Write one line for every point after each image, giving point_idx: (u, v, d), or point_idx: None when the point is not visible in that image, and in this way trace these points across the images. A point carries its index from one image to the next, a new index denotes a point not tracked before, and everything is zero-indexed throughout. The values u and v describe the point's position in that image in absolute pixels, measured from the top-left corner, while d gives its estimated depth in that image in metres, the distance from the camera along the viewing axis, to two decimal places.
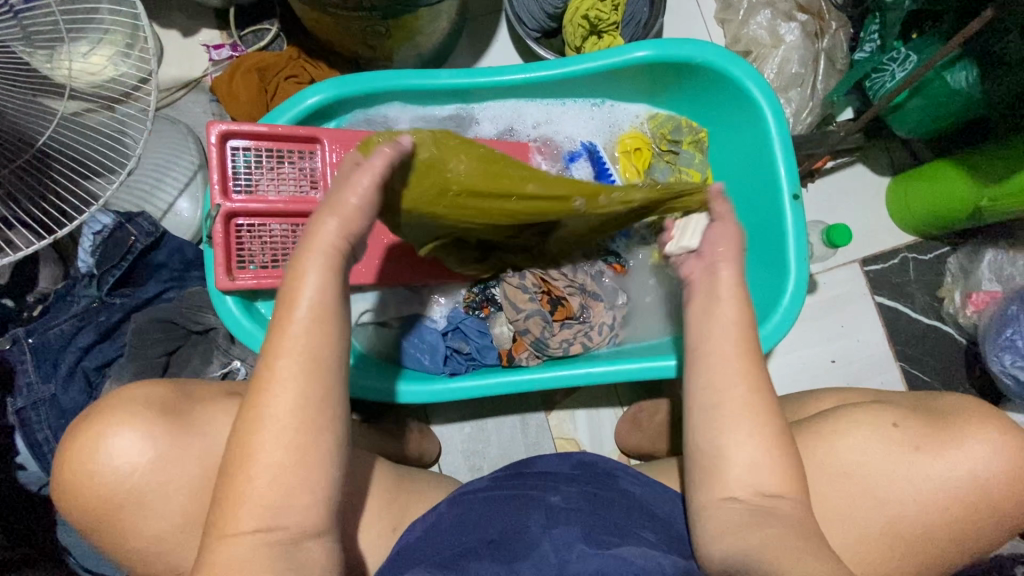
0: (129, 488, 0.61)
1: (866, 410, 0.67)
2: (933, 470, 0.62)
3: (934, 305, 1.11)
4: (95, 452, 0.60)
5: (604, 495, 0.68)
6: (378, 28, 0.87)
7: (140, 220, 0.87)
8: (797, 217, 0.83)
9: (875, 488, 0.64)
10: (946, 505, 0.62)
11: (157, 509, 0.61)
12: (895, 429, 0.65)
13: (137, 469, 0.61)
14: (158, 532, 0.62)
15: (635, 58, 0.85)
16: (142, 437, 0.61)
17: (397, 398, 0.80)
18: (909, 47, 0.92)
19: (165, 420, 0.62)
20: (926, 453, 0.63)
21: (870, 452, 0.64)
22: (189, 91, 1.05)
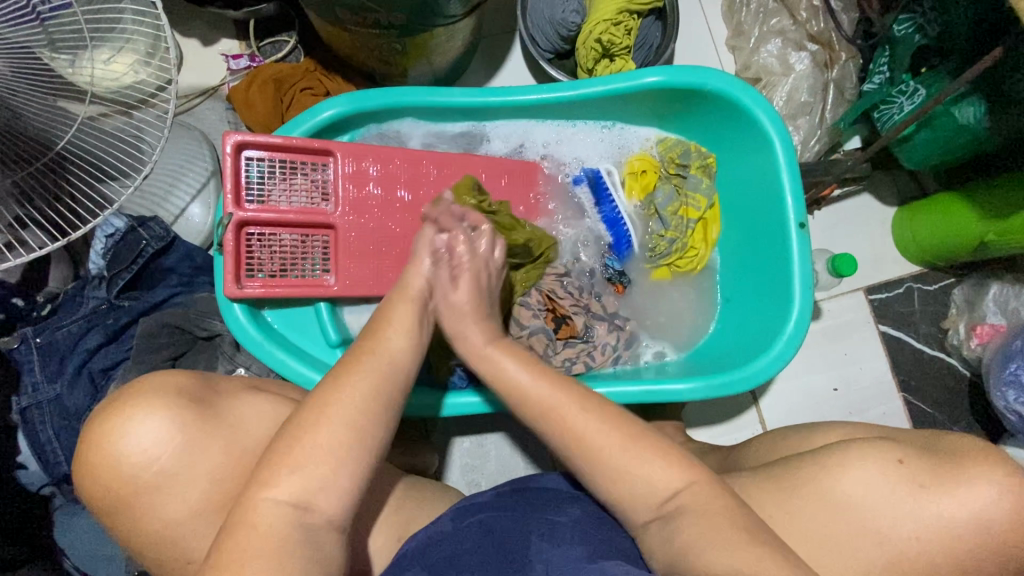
0: (139, 486, 0.61)
1: (873, 445, 0.66)
2: (937, 513, 0.62)
3: (938, 336, 1.11)
4: (109, 450, 0.61)
5: (599, 517, 0.68)
6: (395, 45, 0.89)
7: (152, 224, 0.89)
8: (802, 246, 0.83)
9: (877, 522, 0.63)
10: (950, 544, 0.61)
11: (160, 510, 0.62)
12: (901, 465, 0.64)
13: (147, 468, 0.61)
14: (165, 538, 0.62)
15: (645, 83, 0.86)
16: (153, 441, 0.62)
17: (443, 411, 0.84)
18: (918, 80, 0.92)
19: (186, 418, 0.64)
20: (930, 492, 0.62)
21: (872, 486, 0.64)
22: (206, 99, 1.06)
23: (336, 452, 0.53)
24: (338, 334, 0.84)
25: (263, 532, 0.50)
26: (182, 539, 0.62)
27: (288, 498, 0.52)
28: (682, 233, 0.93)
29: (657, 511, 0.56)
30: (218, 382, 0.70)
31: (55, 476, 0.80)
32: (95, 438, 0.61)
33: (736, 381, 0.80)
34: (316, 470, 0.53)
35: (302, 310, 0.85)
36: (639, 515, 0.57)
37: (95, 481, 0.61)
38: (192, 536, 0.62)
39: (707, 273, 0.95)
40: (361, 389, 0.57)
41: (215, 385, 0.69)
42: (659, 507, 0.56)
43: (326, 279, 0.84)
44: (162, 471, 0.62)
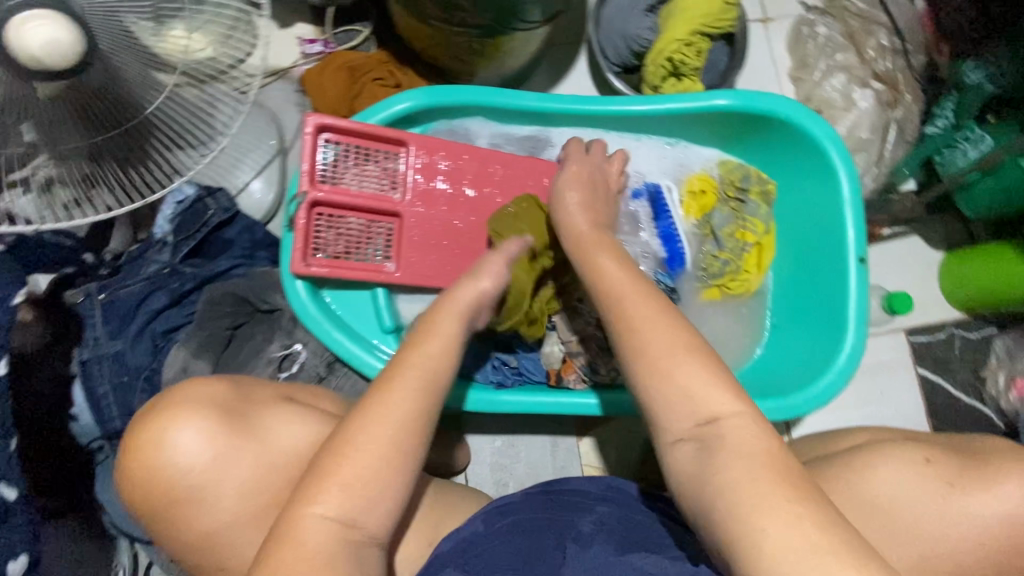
0: (184, 487, 0.62)
1: (900, 445, 0.69)
2: (970, 510, 0.63)
3: (976, 384, 1.10)
4: (157, 448, 0.62)
5: (633, 519, 0.69)
6: (474, 45, 0.90)
7: (220, 196, 0.91)
8: (860, 279, 0.84)
9: (911, 524, 0.64)
10: (985, 547, 0.62)
11: (205, 510, 0.63)
12: (928, 464, 0.66)
13: (186, 474, 0.62)
14: (213, 527, 0.63)
15: (716, 105, 0.88)
16: (202, 435, 0.63)
17: (467, 404, 0.84)
18: (986, 129, 0.94)
19: (219, 428, 0.64)
20: (959, 489, 0.64)
21: (903, 484, 0.65)
22: (277, 79, 1.08)
23: (400, 435, 0.54)
24: (392, 320, 0.86)
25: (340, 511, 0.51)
26: (229, 531, 0.63)
27: (360, 477, 0.52)
28: (737, 256, 0.93)
29: (692, 433, 0.51)
30: (251, 388, 0.70)
31: (107, 431, 0.82)
32: (137, 445, 0.62)
33: (786, 407, 0.80)
34: (377, 454, 0.53)
35: (358, 293, 0.87)
36: (671, 439, 0.52)
37: (141, 486, 0.63)
38: (240, 524, 0.63)
39: (757, 297, 0.96)
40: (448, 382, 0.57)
41: (249, 395, 0.69)
42: (697, 430, 0.51)
43: (387, 265, 0.85)
44: (207, 469, 0.63)
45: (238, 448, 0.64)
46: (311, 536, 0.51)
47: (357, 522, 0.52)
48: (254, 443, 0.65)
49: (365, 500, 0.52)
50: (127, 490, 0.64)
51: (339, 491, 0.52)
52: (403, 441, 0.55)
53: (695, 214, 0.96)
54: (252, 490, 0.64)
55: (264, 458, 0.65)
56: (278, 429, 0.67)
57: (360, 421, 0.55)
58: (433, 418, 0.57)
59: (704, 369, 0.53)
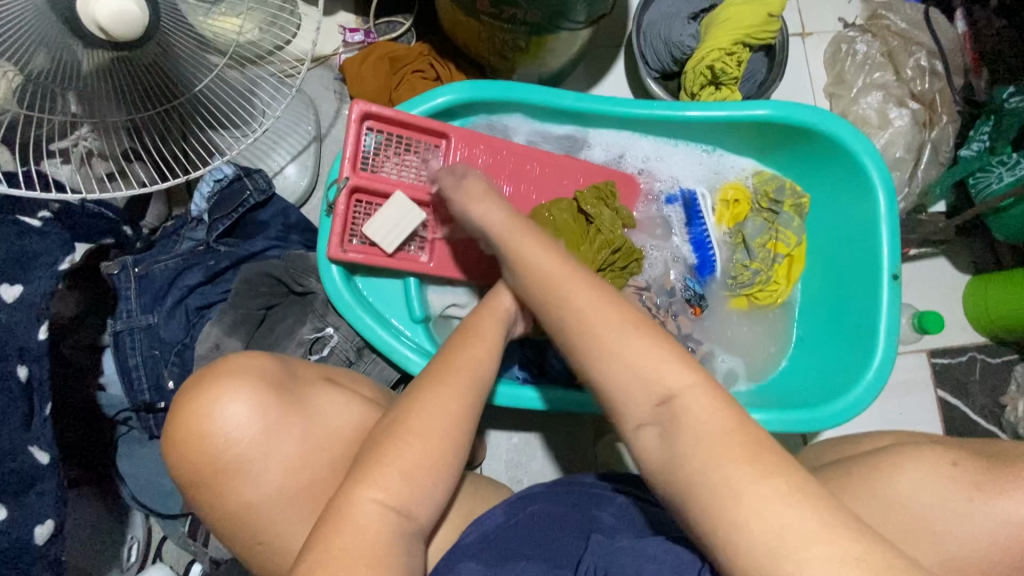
0: (230, 458, 0.63)
1: (921, 447, 0.67)
2: (1000, 514, 0.60)
3: (995, 410, 1.10)
4: (209, 421, 0.62)
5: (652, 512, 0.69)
6: (519, 42, 0.91)
7: (258, 177, 0.91)
8: (893, 296, 0.84)
9: (935, 527, 0.62)
10: (1010, 552, 0.59)
11: (248, 482, 0.63)
12: (954, 467, 0.64)
13: (233, 445, 0.63)
14: (256, 501, 0.64)
15: (757, 115, 0.88)
16: (257, 411, 0.64)
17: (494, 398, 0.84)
18: (1020, 154, 0.94)
19: (269, 401, 0.65)
20: (986, 493, 0.61)
21: (927, 488, 0.63)
22: (317, 66, 1.09)
23: (453, 414, 0.56)
24: (423, 310, 0.86)
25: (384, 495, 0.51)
26: (269, 504, 0.64)
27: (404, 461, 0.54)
28: (767, 266, 0.94)
29: (655, 416, 0.49)
30: (297, 369, 0.71)
31: (136, 403, 0.82)
32: (186, 414, 0.63)
33: (812, 419, 0.80)
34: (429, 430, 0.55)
35: (390, 281, 0.88)
36: (634, 424, 0.50)
37: (185, 455, 0.63)
38: (281, 496, 0.64)
39: (785, 309, 0.96)
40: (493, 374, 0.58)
41: (296, 372, 0.70)
42: (657, 411, 0.49)
43: (421, 256, 0.86)
44: (258, 444, 0.64)
45: (288, 427, 0.65)
46: (366, 521, 0.51)
47: (410, 513, 0.54)
48: (304, 422, 0.66)
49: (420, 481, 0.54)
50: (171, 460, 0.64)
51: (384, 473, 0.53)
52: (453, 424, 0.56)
53: (727, 222, 0.96)
54: (296, 469, 0.65)
55: (309, 438, 0.66)
56: (324, 405, 0.68)
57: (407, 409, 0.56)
58: (473, 407, 0.58)
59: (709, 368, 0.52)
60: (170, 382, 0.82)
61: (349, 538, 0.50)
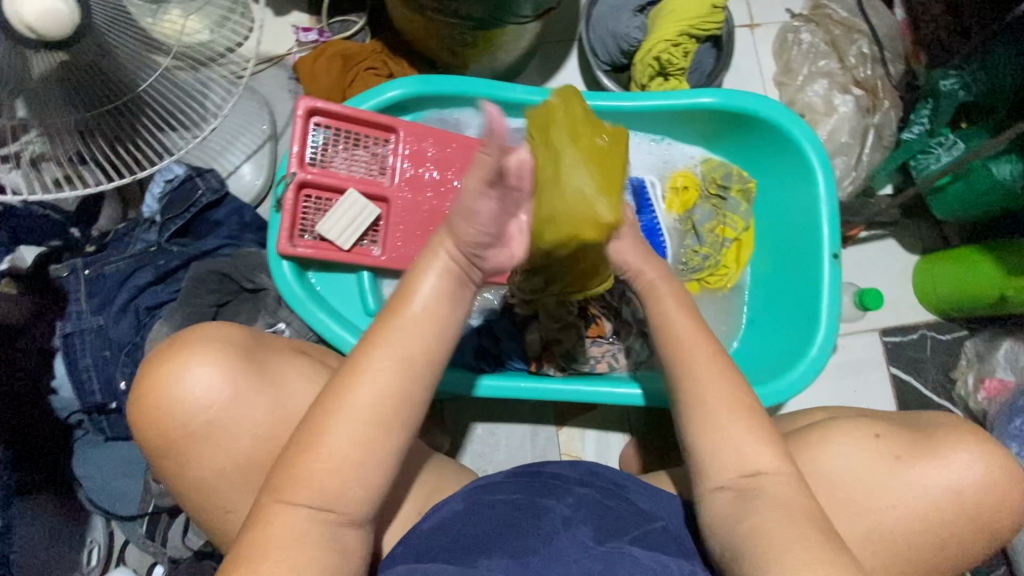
0: (198, 424, 0.62)
1: (851, 420, 0.69)
2: (917, 483, 0.64)
3: (946, 384, 1.13)
4: (175, 386, 0.62)
5: (610, 504, 0.69)
6: (466, 36, 0.92)
7: (209, 176, 0.92)
8: (833, 275, 0.86)
9: (860, 496, 0.65)
10: (928, 513, 0.64)
11: (215, 452, 0.62)
12: (878, 439, 0.67)
13: (201, 411, 0.62)
14: (222, 469, 0.63)
15: (699, 103, 0.90)
16: (223, 378, 0.62)
17: (477, 389, 0.84)
18: (957, 135, 0.98)
19: (236, 368, 0.63)
20: (906, 462, 0.65)
21: (855, 460, 0.66)
22: (271, 66, 1.09)
23: (391, 405, 0.55)
24: (377, 303, 0.87)
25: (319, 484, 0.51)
26: (232, 477, 0.63)
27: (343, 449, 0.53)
28: (716, 251, 0.96)
29: (735, 482, 0.56)
30: (266, 339, 0.70)
31: (87, 405, 0.82)
32: (148, 382, 0.61)
33: (759, 395, 0.82)
34: (367, 419, 0.54)
35: (343, 276, 0.88)
36: (711, 487, 0.58)
37: (149, 422, 0.62)
38: (242, 471, 0.63)
39: (736, 292, 0.98)
40: (433, 360, 0.57)
41: (263, 341, 0.69)
42: (739, 481, 0.56)
43: (372, 250, 0.87)
44: (225, 412, 0.63)
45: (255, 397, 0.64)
46: (285, 521, 0.52)
47: (331, 506, 0.53)
48: (272, 390, 0.65)
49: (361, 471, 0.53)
50: (137, 427, 0.63)
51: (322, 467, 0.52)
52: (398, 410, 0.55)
53: (678, 208, 0.98)
54: (265, 438, 0.64)
55: (277, 409, 0.64)
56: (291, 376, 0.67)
57: (333, 396, 0.54)
58: (416, 395, 0.56)
59: (733, 407, 0.59)
60: (121, 385, 0.81)
61: (283, 525, 0.52)
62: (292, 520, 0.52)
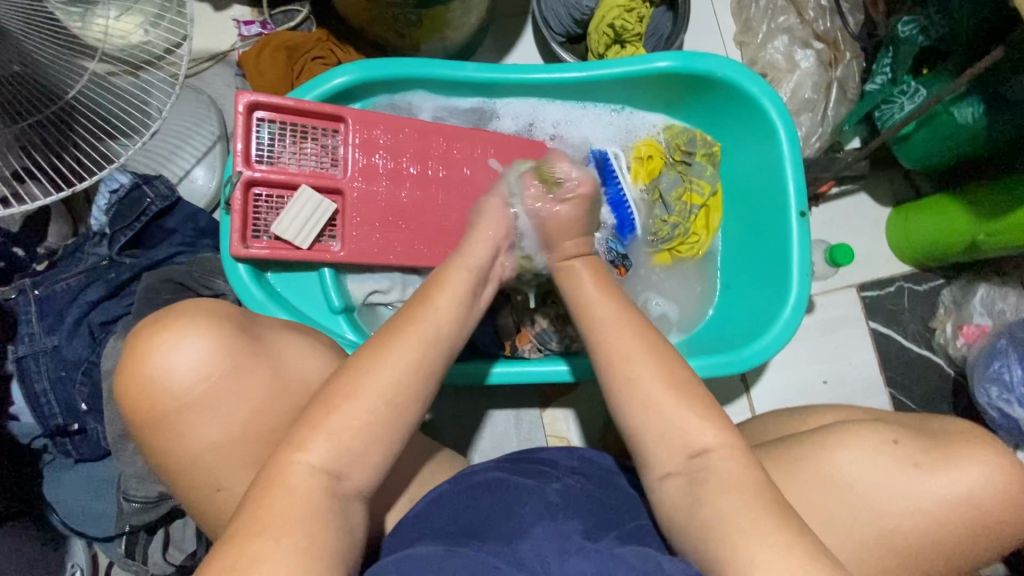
0: (192, 396, 0.57)
1: (868, 425, 0.64)
2: (933, 492, 0.60)
3: (925, 334, 1.13)
4: (170, 352, 0.56)
5: (600, 491, 0.65)
6: (411, 17, 0.88)
7: (157, 183, 0.88)
8: (802, 234, 0.85)
9: (874, 504, 0.61)
10: (941, 526, 0.59)
11: (207, 428, 0.57)
12: (896, 446, 0.62)
13: (194, 385, 0.57)
14: (217, 442, 0.57)
15: (657, 67, 0.88)
16: (224, 343, 0.58)
17: (490, 378, 0.82)
18: (919, 82, 0.95)
19: (230, 338, 0.58)
20: (925, 472, 0.60)
21: (870, 467, 0.62)
22: (215, 64, 1.06)
23: (361, 405, 0.51)
24: (341, 300, 0.84)
25: (268, 500, 0.48)
26: (215, 469, 0.58)
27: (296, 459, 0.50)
28: (685, 219, 0.95)
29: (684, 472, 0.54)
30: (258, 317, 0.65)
31: (50, 428, 0.80)
32: (134, 354, 0.56)
33: (734, 360, 0.82)
34: (330, 425, 0.51)
35: (305, 275, 0.85)
36: (658, 474, 0.56)
37: (137, 395, 0.56)
38: (227, 465, 0.58)
39: (708, 259, 0.97)
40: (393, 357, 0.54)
41: (256, 317, 0.64)
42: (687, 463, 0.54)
43: (332, 246, 0.84)
44: (226, 379, 0.57)
45: (260, 363, 0.59)
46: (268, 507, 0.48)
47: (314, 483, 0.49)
48: (266, 362, 0.60)
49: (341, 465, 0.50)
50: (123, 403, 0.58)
51: (276, 481, 0.49)
52: (360, 413, 0.51)
53: (644, 177, 0.96)
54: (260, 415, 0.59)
55: (274, 383, 0.60)
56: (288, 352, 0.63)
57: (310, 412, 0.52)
58: (379, 391, 0.53)
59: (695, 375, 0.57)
60: (82, 404, 0.80)
61: (282, 503, 0.48)
62: (279, 507, 0.48)
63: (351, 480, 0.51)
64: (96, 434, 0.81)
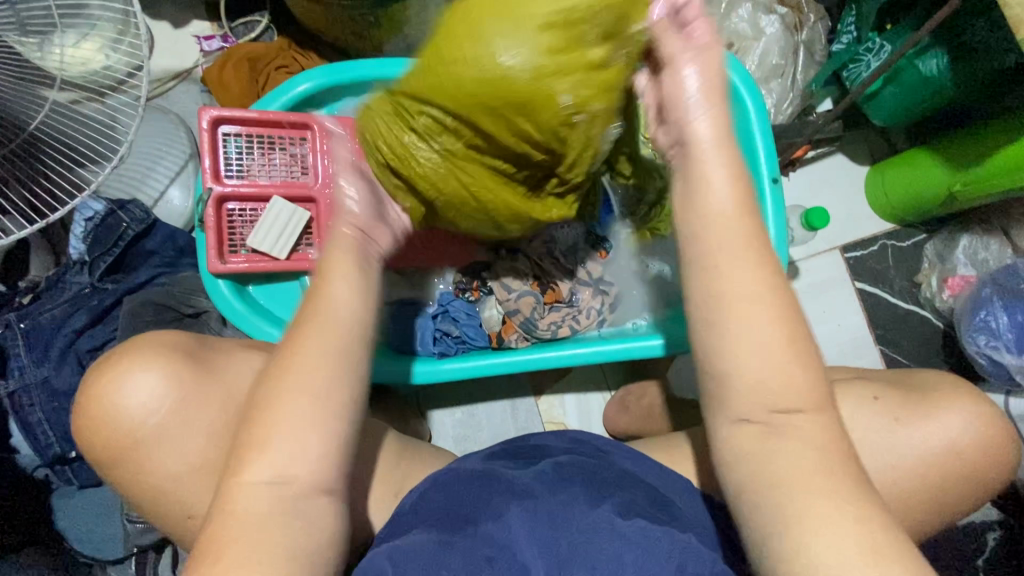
0: (145, 431, 0.58)
1: (847, 384, 0.65)
2: (916, 444, 0.61)
3: (912, 289, 1.14)
4: (115, 392, 0.58)
5: (594, 469, 0.65)
6: (368, 17, 0.88)
7: (132, 207, 0.88)
8: (776, 200, 0.85)
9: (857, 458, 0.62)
10: (926, 477, 0.60)
11: (163, 462, 0.58)
12: (875, 402, 0.63)
13: (146, 419, 0.58)
14: (191, 465, 0.59)
15: None
16: (165, 378, 0.59)
17: (414, 377, 0.82)
18: (883, 37, 0.94)
19: (175, 369, 0.59)
20: (904, 425, 0.61)
21: (853, 424, 0.62)
22: (180, 82, 1.05)
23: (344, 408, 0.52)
24: None
25: (257, 505, 0.48)
26: (193, 489, 0.59)
27: (282, 467, 0.50)
28: None
29: (767, 418, 0.49)
30: (213, 340, 0.66)
31: (48, 458, 0.81)
32: (84, 400, 0.58)
33: None
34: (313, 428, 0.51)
35: (286, 285, 0.86)
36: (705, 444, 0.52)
37: (90, 437, 0.58)
38: (205, 483, 0.59)
39: None
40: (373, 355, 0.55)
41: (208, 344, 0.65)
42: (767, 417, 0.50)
43: (309, 253, 0.84)
44: (170, 415, 0.58)
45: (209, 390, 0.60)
46: (255, 514, 0.49)
47: (299, 489, 0.50)
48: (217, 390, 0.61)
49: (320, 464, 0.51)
50: (82, 444, 0.60)
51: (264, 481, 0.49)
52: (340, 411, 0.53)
53: None
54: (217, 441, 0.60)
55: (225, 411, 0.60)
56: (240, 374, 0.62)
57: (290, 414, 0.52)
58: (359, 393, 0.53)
59: None
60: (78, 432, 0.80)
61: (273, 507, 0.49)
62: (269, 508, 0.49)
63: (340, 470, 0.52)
64: None
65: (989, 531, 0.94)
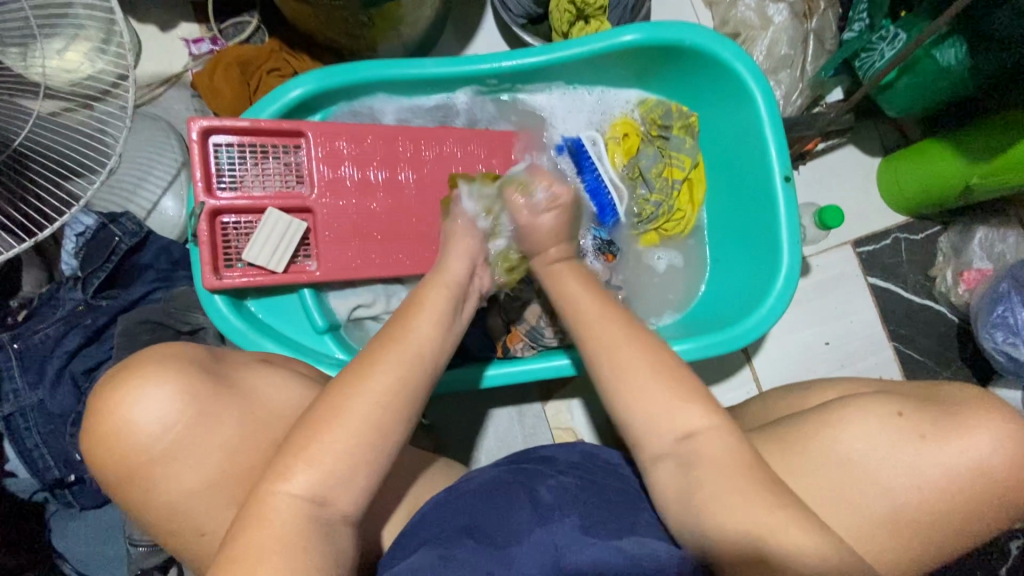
0: (137, 470, 0.56)
1: (871, 400, 0.63)
2: (943, 462, 0.58)
3: (927, 285, 1.11)
4: (106, 427, 0.56)
5: (604, 486, 0.63)
6: (361, 17, 0.84)
7: (123, 220, 0.85)
8: (788, 199, 0.83)
9: (878, 474, 0.60)
10: (952, 493, 0.58)
11: (156, 498, 0.56)
12: (902, 418, 0.61)
13: (134, 458, 0.56)
14: (188, 497, 0.57)
15: (622, 42, 0.84)
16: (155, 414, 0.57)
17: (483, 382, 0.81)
18: (898, 25, 0.90)
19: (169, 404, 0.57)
20: (932, 442, 0.59)
21: (879, 443, 0.60)
22: (169, 87, 1.02)
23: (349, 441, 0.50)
24: (325, 319, 0.82)
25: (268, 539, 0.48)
26: (190, 525, 0.57)
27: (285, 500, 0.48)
28: (667, 195, 0.92)
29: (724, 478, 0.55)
30: (225, 355, 0.64)
31: (47, 482, 0.80)
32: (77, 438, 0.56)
33: (726, 338, 0.80)
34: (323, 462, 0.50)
35: (284, 298, 0.83)
36: (653, 462, 0.57)
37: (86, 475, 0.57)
38: (206, 519, 0.57)
39: (696, 233, 0.95)
40: (376, 381, 0.53)
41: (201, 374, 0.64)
42: (677, 446, 0.56)
43: (307, 265, 0.82)
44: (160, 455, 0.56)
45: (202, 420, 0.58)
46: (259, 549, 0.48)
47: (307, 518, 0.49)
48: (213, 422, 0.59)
49: (327, 491, 0.50)
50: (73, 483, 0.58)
51: (263, 521, 0.49)
52: (339, 438, 0.51)
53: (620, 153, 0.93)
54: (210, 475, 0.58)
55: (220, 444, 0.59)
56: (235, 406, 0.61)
57: (289, 455, 0.51)
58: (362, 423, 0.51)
59: None
60: (76, 455, 0.79)
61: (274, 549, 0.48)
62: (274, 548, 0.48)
63: (342, 503, 0.51)
64: (93, 483, 0.81)
65: (1011, 538, 0.92)
